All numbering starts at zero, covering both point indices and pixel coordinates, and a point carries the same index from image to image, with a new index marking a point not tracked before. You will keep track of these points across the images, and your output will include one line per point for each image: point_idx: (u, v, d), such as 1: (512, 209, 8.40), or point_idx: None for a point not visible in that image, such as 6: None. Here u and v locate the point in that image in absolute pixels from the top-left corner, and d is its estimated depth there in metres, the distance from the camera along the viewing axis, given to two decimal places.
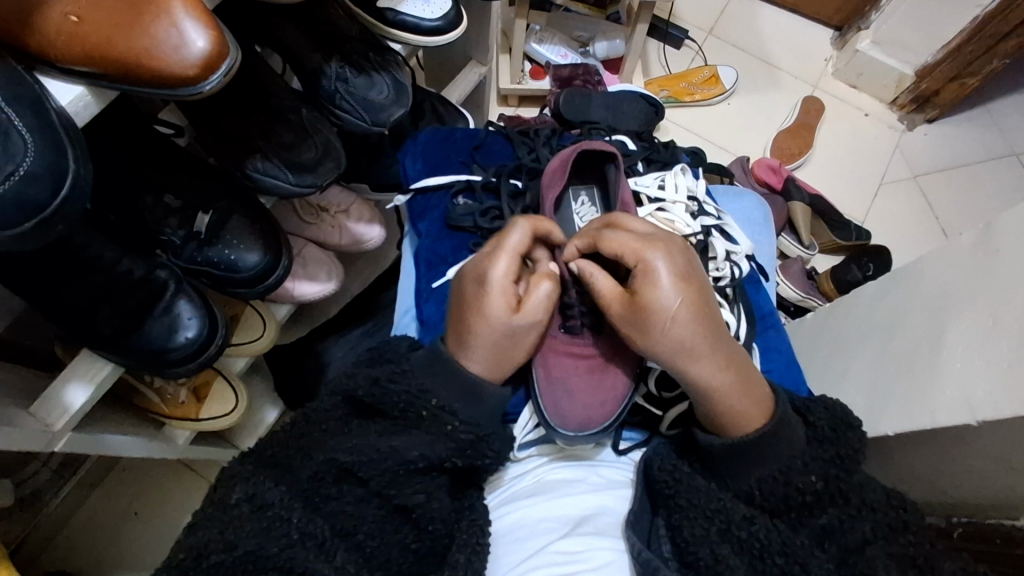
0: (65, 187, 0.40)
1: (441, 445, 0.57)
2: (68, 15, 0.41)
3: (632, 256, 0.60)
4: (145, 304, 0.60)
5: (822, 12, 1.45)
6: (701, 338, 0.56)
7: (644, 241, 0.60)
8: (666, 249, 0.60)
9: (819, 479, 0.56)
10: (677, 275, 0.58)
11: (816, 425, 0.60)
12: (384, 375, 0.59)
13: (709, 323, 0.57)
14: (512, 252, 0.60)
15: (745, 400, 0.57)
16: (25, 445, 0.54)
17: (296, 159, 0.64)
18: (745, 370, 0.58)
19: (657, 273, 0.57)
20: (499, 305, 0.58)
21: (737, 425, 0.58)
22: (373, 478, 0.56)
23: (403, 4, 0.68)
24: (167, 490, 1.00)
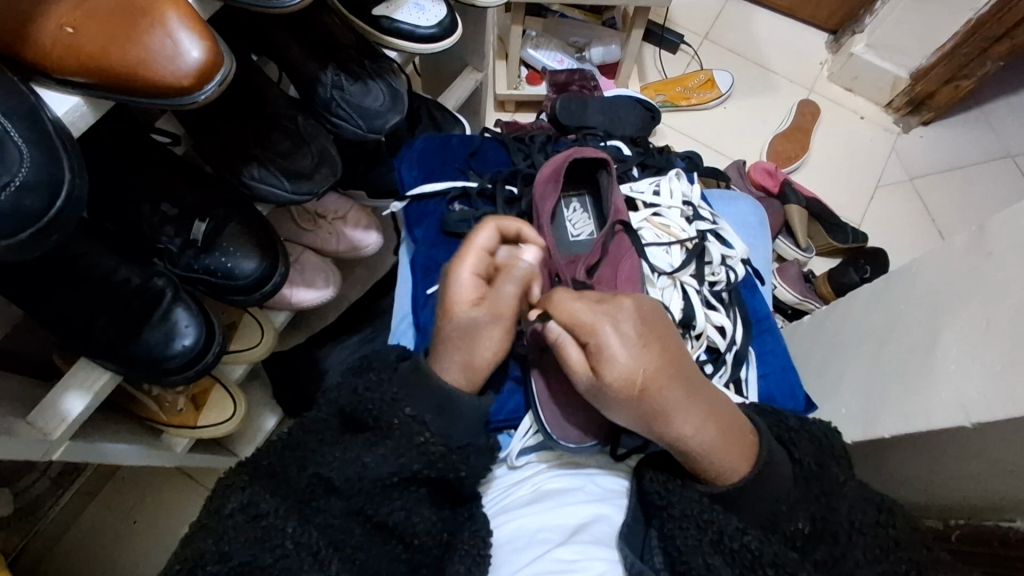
0: (61, 198, 0.40)
1: (409, 457, 0.57)
2: (62, 27, 0.41)
3: (586, 331, 0.56)
4: (142, 312, 0.60)
5: (816, 17, 1.46)
6: (676, 398, 0.54)
7: (596, 313, 0.56)
8: (618, 318, 0.56)
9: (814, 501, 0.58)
10: (634, 346, 0.54)
11: (801, 461, 0.60)
12: (363, 386, 0.59)
13: (679, 385, 0.55)
14: (477, 253, 0.62)
15: (729, 453, 0.56)
16: (23, 454, 0.53)
17: (292, 167, 0.64)
18: (725, 424, 0.56)
19: (615, 348, 0.54)
20: (460, 293, 0.60)
21: (721, 476, 0.57)
22: (354, 494, 0.57)
23: (398, 12, 0.68)
24: (166, 498, 1.00)
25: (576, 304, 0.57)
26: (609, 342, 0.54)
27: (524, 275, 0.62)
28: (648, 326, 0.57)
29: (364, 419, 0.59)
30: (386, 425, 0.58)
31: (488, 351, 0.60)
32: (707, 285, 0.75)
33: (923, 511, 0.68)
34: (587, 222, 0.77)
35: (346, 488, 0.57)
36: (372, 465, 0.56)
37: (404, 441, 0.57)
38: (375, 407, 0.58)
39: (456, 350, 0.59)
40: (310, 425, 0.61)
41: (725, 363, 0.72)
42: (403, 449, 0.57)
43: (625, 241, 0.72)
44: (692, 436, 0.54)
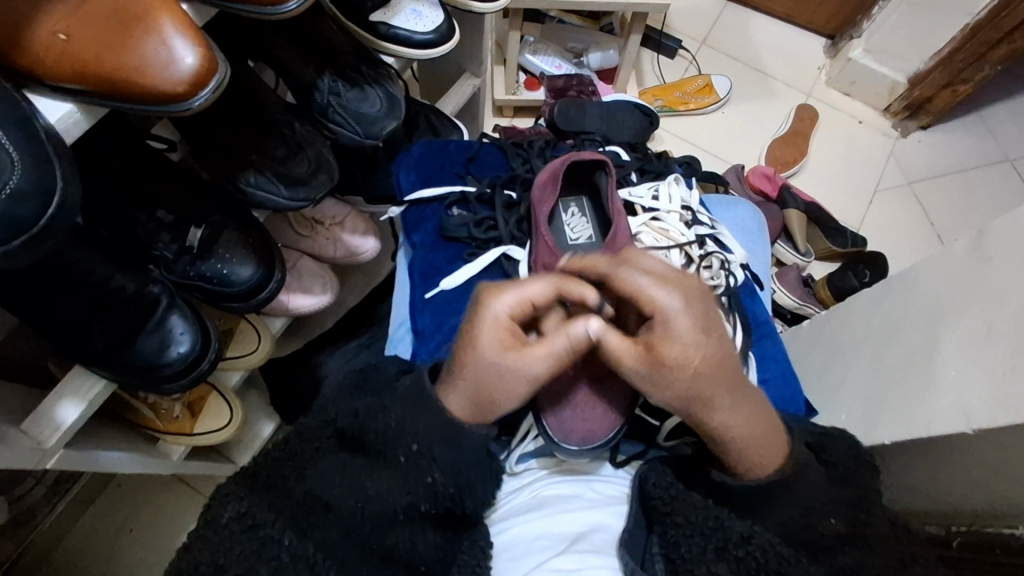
0: (52, 205, 0.40)
1: (418, 493, 0.57)
2: (56, 34, 0.41)
3: (648, 303, 0.55)
4: (137, 320, 0.60)
5: (814, 22, 1.46)
6: (716, 385, 0.53)
7: (664, 284, 0.55)
8: (683, 293, 0.55)
9: (843, 522, 0.55)
10: (698, 326, 0.54)
11: (831, 463, 0.60)
12: (365, 410, 0.59)
13: (728, 377, 0.54)
14: (519, 299, 0.58)
15: (764, 439, 0.55)
16: (15, 463, 0.53)
17: (289, 172, 0.64)
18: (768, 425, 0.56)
19: (679, 321, 0.54)
20: (489, 337, 0.55)
21: (750, 469, 0.56)
22: (365, 514, 0.55)
23: (396, 18, 0.68)
24: (162, 506, 1.00)
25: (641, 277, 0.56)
26: (673, 319, 0.54)
27: (580, 339, 0.55)
28: (711, 313, 0.56)
29: (375, 440, 0.58)
30: (391, 457, 0.57)
31: (508, 399, 0.57)
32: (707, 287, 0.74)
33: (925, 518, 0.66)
34: (586, 226, 0.77)
35: (356, 516, 0.54)
36: (373, 488, 0.55)
37: (411, 476, 0.57)
38: (389, 428, 0.57)
39: (472, 382, 0.56)
40: (307, 432, 0.61)
41: None
42: (411, 483, 0.57)
43: (624, 225, 0.70)
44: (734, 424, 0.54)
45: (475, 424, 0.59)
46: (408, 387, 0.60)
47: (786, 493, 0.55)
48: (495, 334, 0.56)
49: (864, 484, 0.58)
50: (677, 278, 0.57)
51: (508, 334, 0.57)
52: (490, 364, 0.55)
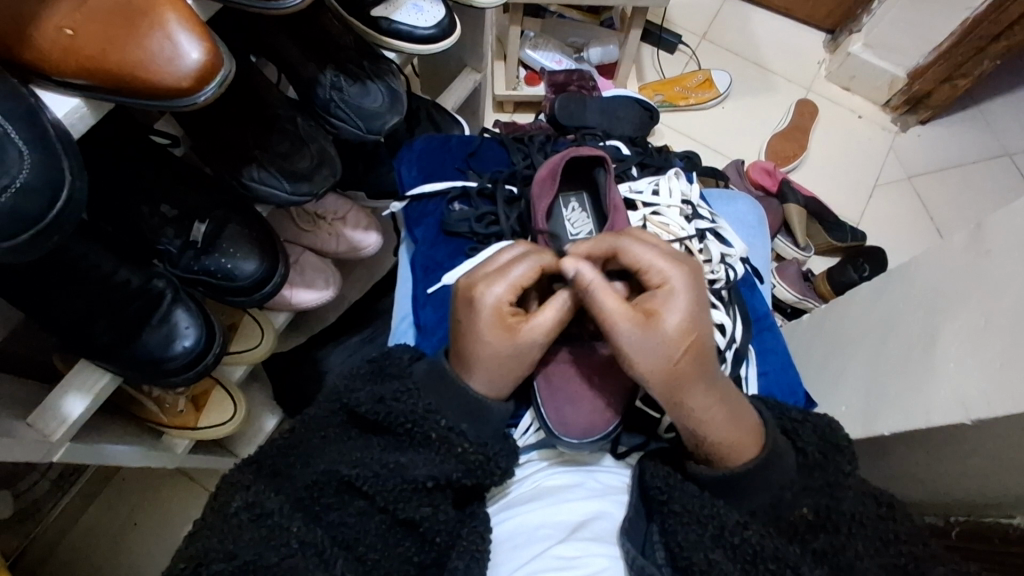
0: (60, 199, 0.40)
1: (448, 465, 0.57)
2: (63, 29, 0.41)
3: (655, 274, 0.59)
4: (142, 314, 0.60)
5: (814, 16, 1.46)
6: (698, 363, 0.55)
7: (668, 260, 0.59)
8: (689, 275, 0.59)
9: (809, 511, 0.57)
10: (695, 303, 0.57)
11: (805, 450, 0.61)
12: (391, 394, 0.59)
13: (706, 358, 0.56)
14: (513, 280, 0.59)
15: (739, 428, 0.56)
16: (23, 456, 0.53)
17: (293, 167, 0.64)
18: (736, 407, 0.57)
19: (682, 294, 0.57)
20: (487, 314, 0.57)
21: (723, 458, 0.57)
22: (379, 494, 0.57)
23: (397, 13, 0.68)
24: (167, 499, 1.00)
25: (649, 251, 0.60)
26: (675, 289, 0.57)
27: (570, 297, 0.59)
28: (701, 292, 0.59)
29: (390, 425, 0.59)
30: (420, 436, 0.58)
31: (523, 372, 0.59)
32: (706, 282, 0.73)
33: (927, 508, 0.67)
34: (585, 221, 0.77)
35: (374, 492, 0.56)
36: (386, 469, 0.57)
37: (442, 450, 0.57)
38: (403, 416, 0.58)
39: (483, 363, 0.58)
40: (312, 423, 0.62)
41: (727, 360, 0.70)
42: (442, 456, 0.58)
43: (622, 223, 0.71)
44: (703, 407, 0.55)
45: (497, 400, 0.59)
46: (427, 371, 0.60)
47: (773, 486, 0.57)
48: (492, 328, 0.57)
49: (840, 470, 0.59)
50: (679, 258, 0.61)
51: (504, 318, 0.58)
52: (492, 347, 0.57)
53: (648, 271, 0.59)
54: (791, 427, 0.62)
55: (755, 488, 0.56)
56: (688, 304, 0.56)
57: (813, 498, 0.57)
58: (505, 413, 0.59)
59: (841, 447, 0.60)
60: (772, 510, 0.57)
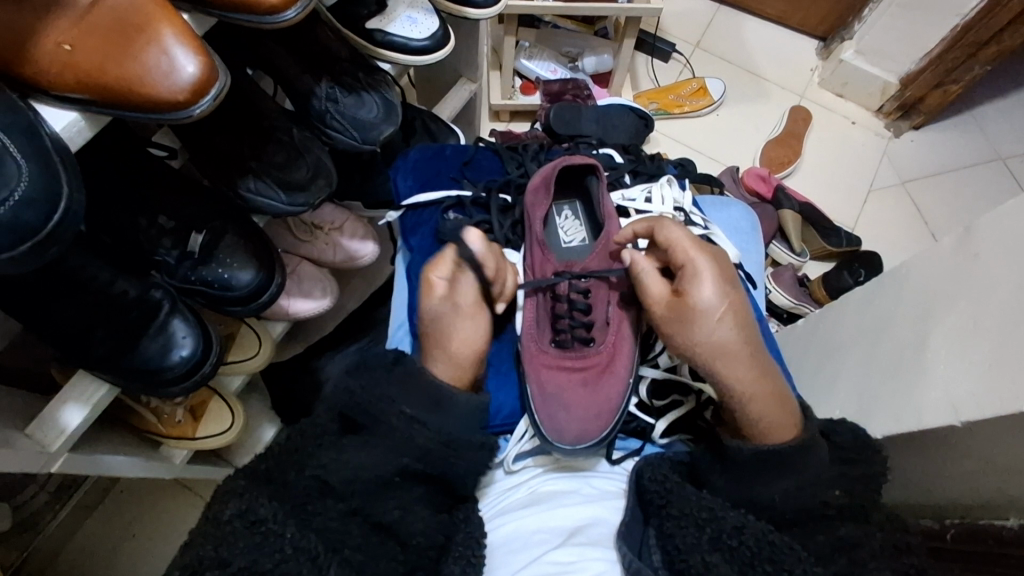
0: (58, 212, 0.41)
1: (400, 455, 0.58)
2: (61, 45, 0.42)
3: (682, 257, 0.63)
4: (140, 324, 0.61)
5: (806, 24, 1.47)
6: (740, 340, 0.59)
7: (695, 244, 0.64)
8: (717, 258, 0.63)
9: (842, 494, 0.58)
10: (721, 279, 0.61)
11: (840, 445, 0.61)
12: (388, 406, 0.59)
13: (748, 335, 0.60)
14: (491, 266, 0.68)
15: (775, 408, 0.58)
16: (22, 466, 0.54)
17: (288, 178, 0.65)
18: (781, 392, 0.59)
19: (706, 273, 0.61)
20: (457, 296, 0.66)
21: (766, 436, 0.58)
22: (351, 493, 0.57)
23: (391, 25, 0.71)
24: (164, 510, 1.00)
25: (679, 232, 0.65)
26: (708, 270, 0.61)
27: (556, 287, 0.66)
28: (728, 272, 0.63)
29: (384, 432, 0.60)
30: (409, 439, 0.59)
31: (463, 349, 0.64)
32: None
33: (920, 512, 0.65)
34: (578, 229, 0.78)
35: (370, 499, 0.57)
36: (383, 478, 0.57)
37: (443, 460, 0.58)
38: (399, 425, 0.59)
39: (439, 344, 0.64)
40: (308, 430, 0.62)
41: None
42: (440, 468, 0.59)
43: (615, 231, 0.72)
44: (742, 382, 0.58)
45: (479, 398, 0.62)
46: (421, 380, 0.60)
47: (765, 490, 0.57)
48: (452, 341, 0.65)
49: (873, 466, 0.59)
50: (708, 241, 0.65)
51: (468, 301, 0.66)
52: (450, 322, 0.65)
53: (678, 253, 0.64)
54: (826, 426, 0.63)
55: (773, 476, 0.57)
56: (720, 284, 0.60)
57: (848, 483, 0.59)
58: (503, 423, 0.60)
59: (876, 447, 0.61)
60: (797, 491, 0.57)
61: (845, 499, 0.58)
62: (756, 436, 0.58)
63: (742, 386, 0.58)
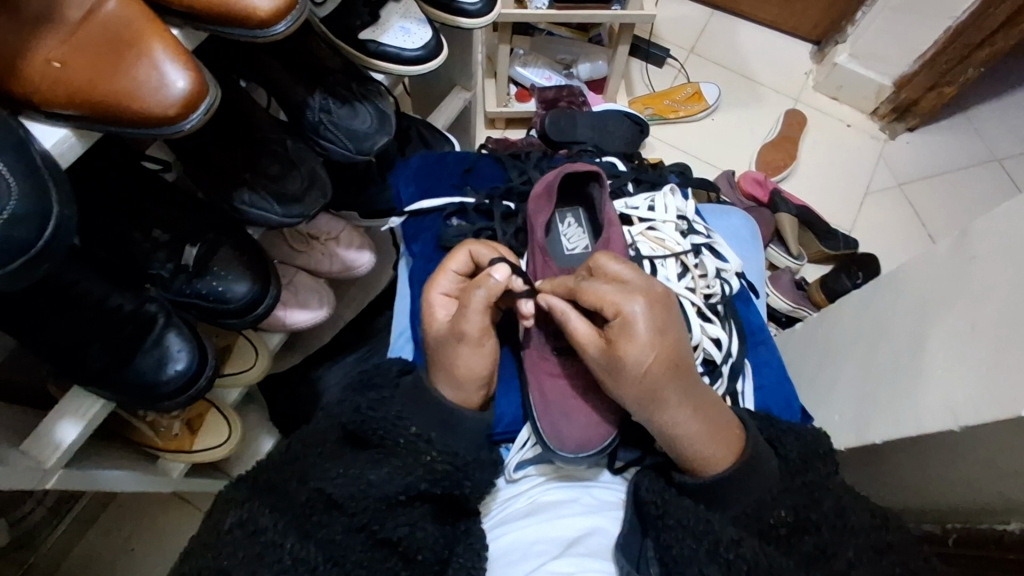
0: (48, 228, 0.40)
1: (415, 475, 0.59)
2: (51, 61, 0.42)
3: (609, 307, 0.59)
4: (135, 338, 0.61)
5: (800, 28, 1.48)
6: (667, 387, 0.57)
7: (626, 290, 0.59)
8: (648, 301, 0.58)
9: (788, 513, 0.59)
10: (654, 329, 0.57)
11: (787, 456, 0.62)
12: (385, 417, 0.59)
13: (679, 384, 0.57)
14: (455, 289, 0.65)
15: (716, 441, 0.58)
16: (17, 484, 0.53)
17: (283, 190, 0.65)
18: (715, 420, 0.58)
19: (637, 321, 0.57)
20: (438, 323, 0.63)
21: (702, 467, 0.59)
22: (357, 513, 0.58)
23: (384, 36, 0.71)
24: (163, 523, 1.00)
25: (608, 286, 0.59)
26: (634, 322, 0.57)
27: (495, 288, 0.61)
28: (670, 317, 0.59)
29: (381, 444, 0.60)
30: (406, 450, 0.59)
31: (478, 369, 0.62)
32: (702, 298, 0.74)
33: (918, 516, 0.66)
34: (581, 236, 0.78)
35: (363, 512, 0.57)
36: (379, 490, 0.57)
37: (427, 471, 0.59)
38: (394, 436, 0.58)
39: (441, 367, 0.62)
40: (305, 442, 0.62)
41: (722, 375, 0.72)
42: (407, 467, 0.59)
43: (618, 237, 0.72)
44: (672, 425, 0.57)
45: (471, 411, 0.62)
46: (415, 389, 0.60)
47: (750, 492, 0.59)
48: (473, 367, 0.62)
49: (818, 473, 0.61)
50: (643, 281, 0.61)
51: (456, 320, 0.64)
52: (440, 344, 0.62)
53: (604, 302, 0.59)
54: (787, 434, 0.64)
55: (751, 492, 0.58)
56: (649, 336, 0.57)
57: (792, 500, 0.59)
58: (483, 422, 0.62)
59: (821, 454, 0.62)
60: (755, 516, 0.59)
61: (791, 517, 0.59)
62: (691, 467, 0.59)
63: (669, 431, 0.58)
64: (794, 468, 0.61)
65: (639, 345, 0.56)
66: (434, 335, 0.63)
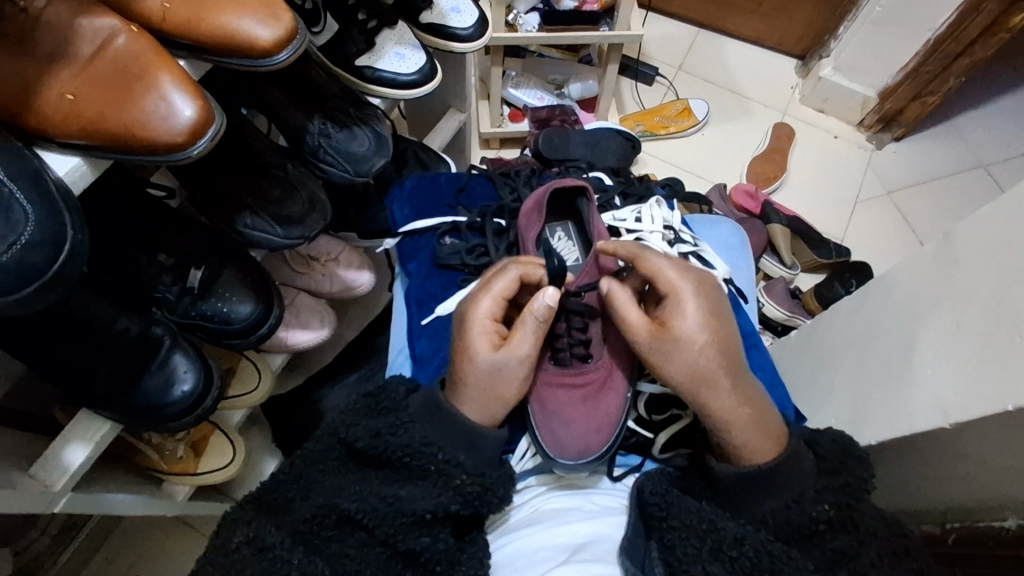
0: (62, 253, 0.42)
1: (445, 496, 0.58)
2: (64, 94, 0.44)
3: (666, 285, 0.63)
4: (141, 361, 0.62)
5: (784, 43, 1.51)
6: (719, 364, 0.59)
7: (680, 272, 0.63)
8: (698, 285, 0.63)
9: (830, 507, 0.58)
10: (707, 309, 0.61)
11: (824, 457, 0.60)
12: (399, 431, 0.60)
13: (730, 363, 0.60)
14: (497, 297, 0.64)
15: (759, 426, 0.59)
16: (26, 507, 0.54)
17: (284, 212, 0.67)
18: (758, 406, 0.60)
19: (688, 303, 0.61)
20: (479, 341, 0.61)
21: (751, 454, 0.59)
22: (379, 526, 0.57)
23: (380, 61, 0.73)
24: (167, 549, 1.00)
25: (664, 264, 0.64)
26: (686, 301, 0.61)
27: (545, 313, 0.61)
28: (716, 300, 0.63)
29: (386, 460, 0.61)
30: (410, 462, 0.60)
31: (512, 391, 0.61)
32: None
33: (925, 516, 0.65)
34: (573, 249, 0.79)
35: (374, 525, 0.57)
36: (386, 503, 0.58)
37: (440, 483, 0.59)
38: (400, 451, 0.59)
39: (476, 389, 0.60)
40: (310, 458, 0.63)
41: None
42: (438, 489, 0.58)
43: (605, 249, 0.73)
44: (724, 406, 0.58)
45: (492, 427, 0.61)
46: (418, 404, 0.62)
47: (772, 495, 0.58)
48: (507, 388, 0.61)
49: (852, 472, 0.59)
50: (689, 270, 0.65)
51: (491, 336, 0.62)
52: (485, 365, 0.60)
53: (661, 282, 0.63)
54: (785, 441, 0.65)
55: (756, 498, 0.59)
56: (701, 315, 0.60)
57: (814, 500, 0.58)
58: (501, 440, 0.61)
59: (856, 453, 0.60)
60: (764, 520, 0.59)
61: (835, 512, 0.58)
62: (732, 454, 0.60)
63: (720, 411, 0.59)
64: (830, 467, 0.59)
65: (695, 320, 0.60)
66: (466, 357, 0.61)
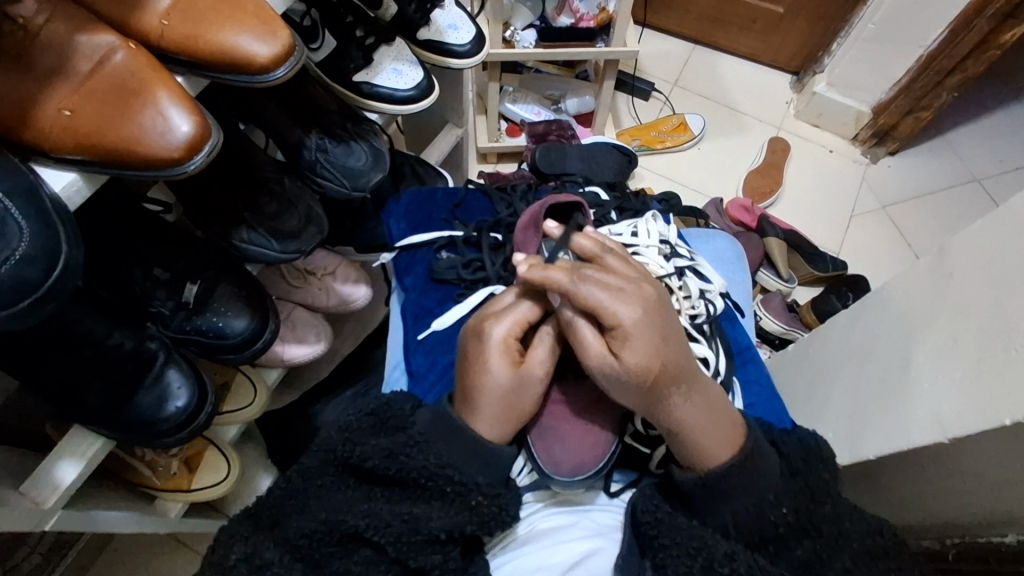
0: (57, 267, 0.42)
1: (461, 516, 0.58)
2: (61, 110, 0.44)
3: (608, 312, 0.54)
4: (135, 376, 0.61)
5: (778, 59, 1.53)
6: (669, 383, 0.55)
7: (622, 296, 0.55)
8: (646, 305, 0.55)
9: (789, 511, 0.57)
10: (654, 334, 0.54)
11: (788, 455, 0.61)
12: (396, 447, 0.60)
13: (684, 380, 0.56)
14: (515, 317, 0.61)
15: (720, 429, 0.58)
16: (14, 525, 0.54)
17: (281, 227, 0.67)
18: (717, 411, 0.58)
19: (635, 327, 0.54)
20: (497, 356, 0.58)
21: (707, 458, 0.58)
22: (390, 544, 0.57)
23: (378, 77, 0.74)
24: (159, 567, 0.99)
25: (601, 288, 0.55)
26: (633, 326, 0.54)
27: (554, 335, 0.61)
28: (666, 321, 0.56)
29: (383, 477, 0.60)
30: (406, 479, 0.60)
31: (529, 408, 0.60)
32: (688, 318, 0.74)
33: (922, 530, 0.66)
34: None
35: (385, 541, 0.57)
36: (384, 520, 0.57)
37: (456, 503, 0.58)
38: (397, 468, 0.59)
39: (493, 403, 0.58)
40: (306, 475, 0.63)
41: None
42: (456, 509, 0.58)
43: None
44: (681, 417, 0.56)
45: (503, 444, 0.60)
46: (414, 420, 0.61)
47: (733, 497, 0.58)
48: (520, 407, 0.59)
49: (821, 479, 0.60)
50: (634, 286, 0.57)
51: (511, 354, 0.60)
52: (501, 381, 0.58)
53: (603, 306, 0.54)
54: None
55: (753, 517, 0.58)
56: (648, 339, 0.54)
57: (796, 505, 0.58)
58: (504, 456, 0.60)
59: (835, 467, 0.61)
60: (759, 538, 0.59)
61: (793, 517, 0.57)
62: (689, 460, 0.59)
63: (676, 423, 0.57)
64: (795, 468, 0.60)
65: (644, 347, 0.54)
66: (485, 372, 0.58)
